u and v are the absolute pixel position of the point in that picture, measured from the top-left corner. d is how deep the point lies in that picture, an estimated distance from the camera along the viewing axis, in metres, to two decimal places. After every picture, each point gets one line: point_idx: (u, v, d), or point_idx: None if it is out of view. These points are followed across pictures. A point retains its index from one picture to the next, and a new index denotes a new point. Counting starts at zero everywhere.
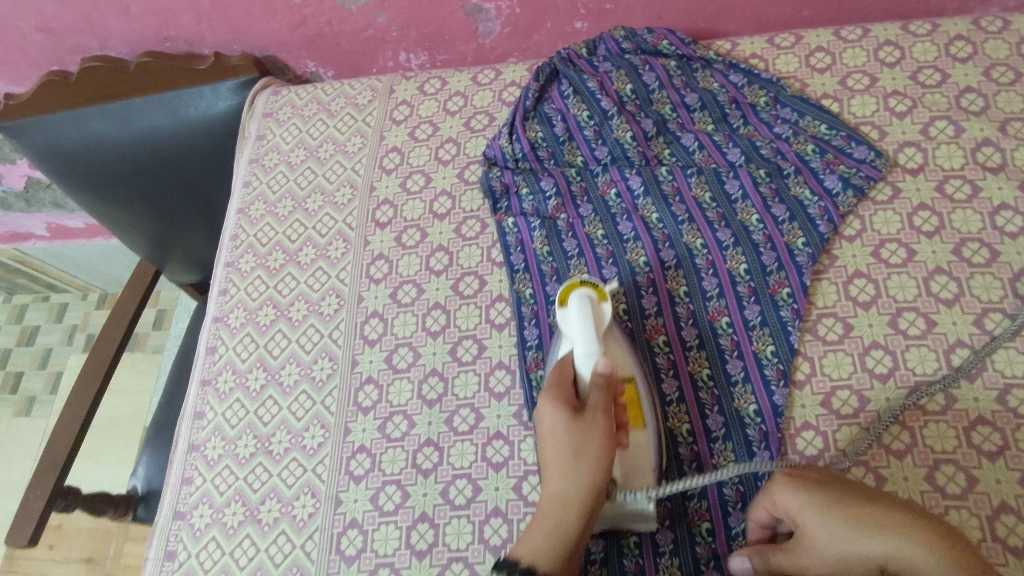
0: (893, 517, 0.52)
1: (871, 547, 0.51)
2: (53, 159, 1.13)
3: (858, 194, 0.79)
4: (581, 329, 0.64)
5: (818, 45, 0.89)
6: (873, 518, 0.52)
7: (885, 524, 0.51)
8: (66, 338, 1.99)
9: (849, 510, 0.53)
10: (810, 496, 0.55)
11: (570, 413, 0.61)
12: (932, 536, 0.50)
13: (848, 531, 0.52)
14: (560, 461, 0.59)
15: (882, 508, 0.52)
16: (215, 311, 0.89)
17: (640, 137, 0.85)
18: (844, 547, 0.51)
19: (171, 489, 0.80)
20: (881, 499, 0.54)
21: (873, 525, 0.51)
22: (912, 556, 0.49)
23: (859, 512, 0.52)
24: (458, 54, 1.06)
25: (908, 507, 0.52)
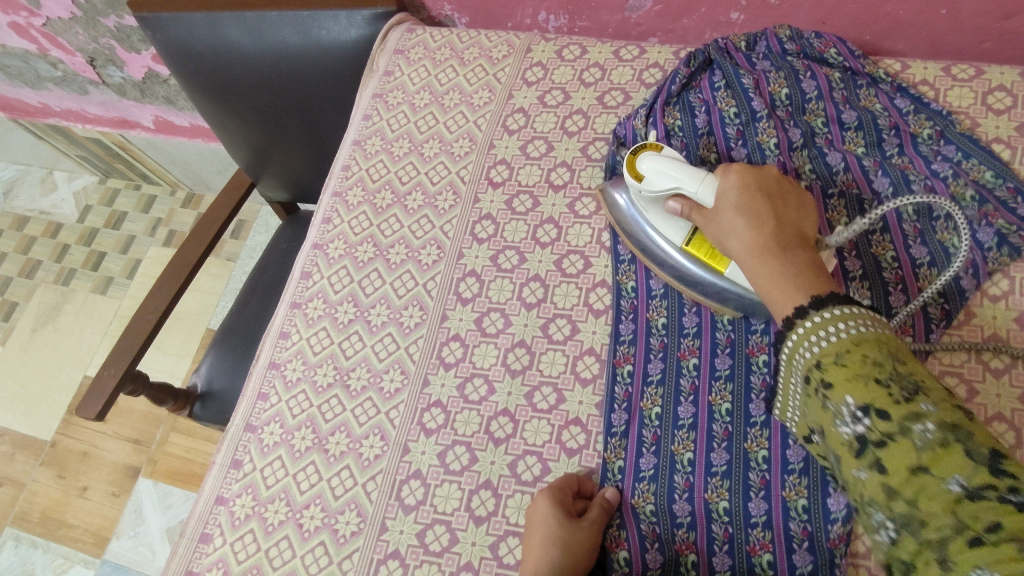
0: (794, 249, 0.61)
1: (746, 241, 0.62)
2: (181, 56, 1.15)
3: (1013, 254, 0.71)
4: (668, 174, 0.69)
5: (1000, 83, 0.81)
6: (783, 242, 0.61)
7: (761, 227, 0.62)
8: (150, 228, 2.06)
9: (764, 211, 0.63)
10: (738, 203, 0.64)
11: (679, 207, 0.70)
12: (812, 280, 0.57)
13: (750, 219, 0.63)
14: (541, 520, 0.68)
15: (794, 244, 0.61)
16: (316, 236, 0.90)
17: (785, 145, 0.80)
18: (733, 226, 0.64)
19: (247, 401, 0.82)
20: (778, 197, 0.65)
21: (751, 222, 0.63)
22: (783, 280, 0.58)
23: (775, 220, 0.63)
24: (600, 24, 1.02)
25: (772, 203, 0.64)
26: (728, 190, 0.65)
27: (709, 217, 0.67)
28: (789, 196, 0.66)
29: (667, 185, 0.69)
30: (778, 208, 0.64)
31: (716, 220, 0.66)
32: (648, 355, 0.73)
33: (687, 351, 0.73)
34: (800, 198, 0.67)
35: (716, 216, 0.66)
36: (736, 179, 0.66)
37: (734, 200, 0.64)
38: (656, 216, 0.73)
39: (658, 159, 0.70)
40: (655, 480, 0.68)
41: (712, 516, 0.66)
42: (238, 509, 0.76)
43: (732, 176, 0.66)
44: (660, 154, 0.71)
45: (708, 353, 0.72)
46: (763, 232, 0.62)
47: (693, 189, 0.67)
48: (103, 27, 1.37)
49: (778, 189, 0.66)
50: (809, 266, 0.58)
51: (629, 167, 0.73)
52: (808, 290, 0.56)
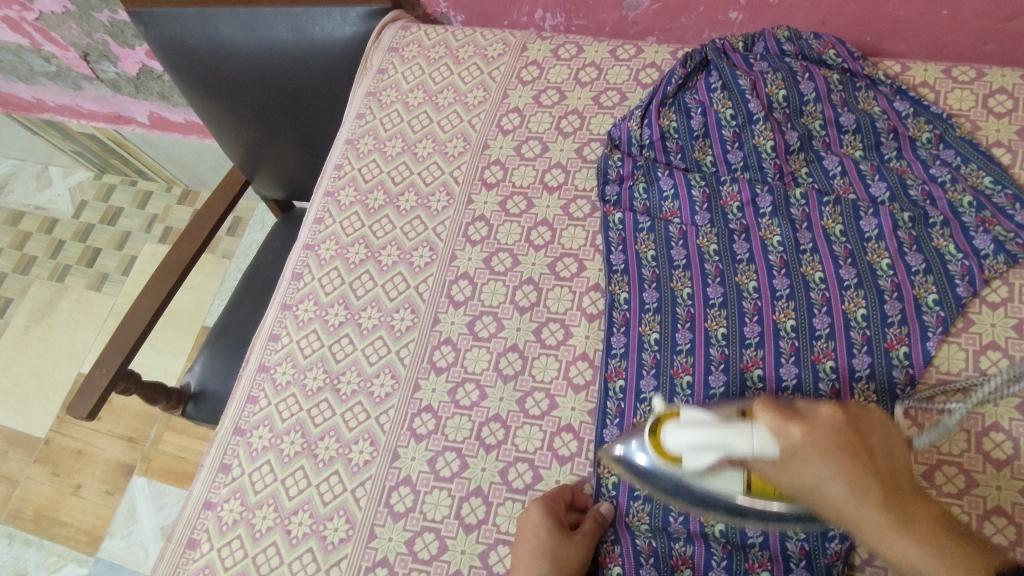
0: (913, 512, 0.50)
1: (853, 513, 0.49)
2: (174, 52, 1.14)
3: (1009, 262, 0.70)
4: (705, 435, 0.53)
5: (1001, 86, 0.80)
6: (899, 507, 0.49)
7: (865, 489, 0.49)
8: (146, 224, 2.05)
9: (864, 468, 0.49)
10: (830, 465, 0.49)
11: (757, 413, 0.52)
12: (950, 549, 0.48)
13: (851, 481, 0.49)
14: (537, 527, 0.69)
15: (909, 498, 0.50)
16: (307, 237, 0.89)
17: (781, 149, 0.79)
18: (831, 488, 0.49)
19: (236, 405, 0.81)
20: (858, 444, 0.50)
21: (852, 483, 0.49)
22: (910, 550, 0.48)
23: (883, 499, 0.49)
24: (597, 22, 1.00)
25: (864, 465, 0.49)
26: (809, 458, 0.49)
27: (774, 471, 0.51)
28: (868, 431, 0.53)
29: (707, 461, 0.54)
30: (867, 448, 0.51)
31: (800, 476, 0.50)
32: (640, 371, 0.72)
33: (681, 368, 0.71)
34: (871, 415, 0.55)
35: (795, 473, 0.50)
36: (799, 432, 0.49)
37: (823, 447, 0.49)
38: (701, 478, 0.58)
39: (685, 431, 0.54)
40: (650, 500, 0.67)
41: (708, 534, 0.65)
42: (226, 515, 0.75)
43: (795, 426, 0.49)
44: (682, 422, 0.55)
45: (702, 371, 0.71)
46: (869, 507, 0.49)
47: (745, 447, 0.51)
48: (96, 22, 1.36)
49: (861, 434, 0.52)
50: (941, 538, 0.49)
51: (655, 446, 0.58)
52: (940, 555, 0.48)
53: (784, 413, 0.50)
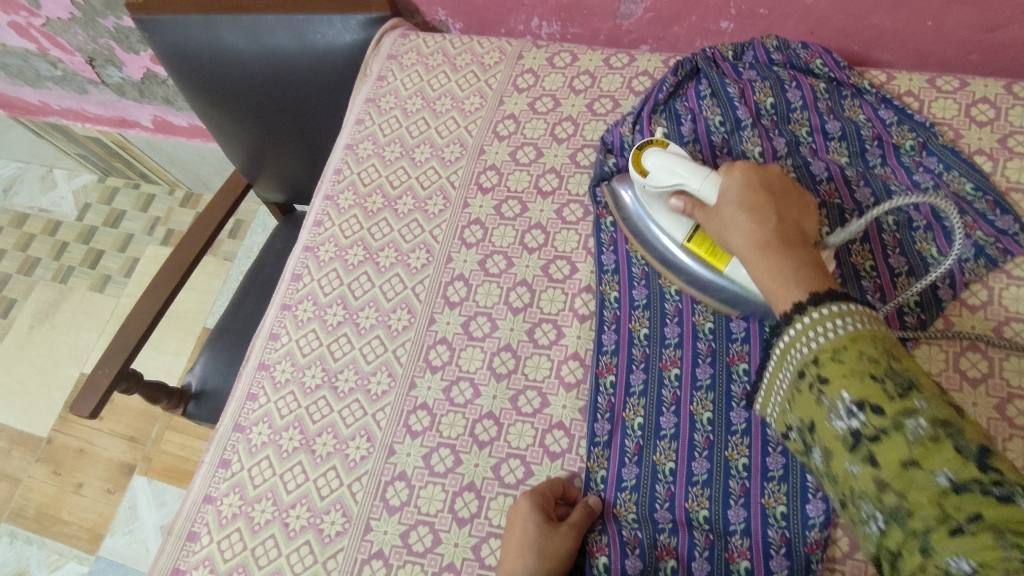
0: (799, 249, 0.60)
1: (751, 236, 0.62)
2: (178, 58, 1.16)
3: (990, 264, 0.73)
4: (671, 161, 0.70)
5: (984, 95, 0.82)
6: (784, 240, 0.61)
7: (761, 219, 0.62)
8: (148, 227, 2.07)
9: (768, 211, 0.63)
10: (741, 185, 0.65)
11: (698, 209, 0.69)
12: (815, 273, 0.58)
13: (755, 215, 0.63)
14: None
15: (797, 248, 0.61)
16: (307, 239, 0.91)
17: (769, 154, 0.81)
18: (737, 219, 0.64)
19: (236, 402, 0.83)
20: (778, 196, 0.65)
21: (752, 213, 0.63)
22: (783, 279, 0.58)
23: (772, 246, 0.61)
24: (592, 31, 1.03)
25: (774, 208, 0.63)
26: (732, 186, 0.66)
27: (713, 203, 0.68)
28: (790, 199, 0.65)
29: (669, 182, 0.70)
30: (778, 200, 0.65)
31: (719, 216, 0.67)
32: (631, 365, 0.74)
33: (669, 361, 0.74)
34: (800, 198, 0.66)
35: (721, 200, 0.66)
36: (737, 175, 0.66)
37: (736, 197, 0.65)
38: (659, 212, 0.74)
39: (664, 155, 0.70)
40: (637, 490, 0.69)
41: (693, 523, 0.67)
42: (225, 508, 0.77)
43: (734, 174, 0.66)
44: (665, 151, 0.71)
45: (690, 363, 0.73)
46: (766, 256, 0.60)
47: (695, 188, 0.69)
48: (102, 27, 1.38)
49: (783, 187, 0.66)
50: (814, 264, 0.59)
51: (633, 161, 0.73)
52: (807, 286, 0.56)
53: (735, 163, 0.68)
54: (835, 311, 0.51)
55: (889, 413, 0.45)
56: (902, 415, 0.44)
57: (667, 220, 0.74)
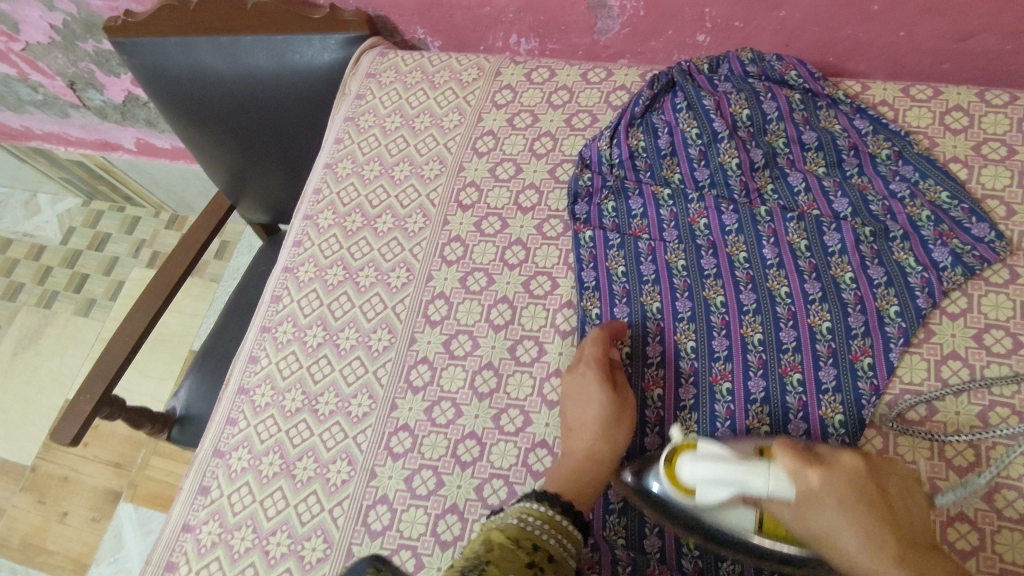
0: (932, 561, 0.50)
1: (873, 568, 0.50)
2: (158, 80, 1.16)
3: (967, 273, 0.73)
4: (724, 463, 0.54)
5: (957, 103, 0.83)
6: (918, 563, 0.50)
7: (880, 544, 0.51)
8: (133, 249, 2.06)
9: (878, 531, 0.51)
10: (837, 509, 0.52)
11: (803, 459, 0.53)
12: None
13: (868, 535, 0.51)
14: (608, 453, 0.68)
15: (924, 555, 0.51)
16: (286, 260, 0.90)
17: (746, 166, 0.81)
18: (846, 540, 0.52)
19: (216, 426, 0.81)
20: (880, 505, 0.53)
21: (864, 536, 0.51)
22: (860, 562, 0.51)
23: (899, 556, 0.50)
24: (570, 46, 1.03)
25: (881, 525, 0.52)
26: (826, 505, 0.52)
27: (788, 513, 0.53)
28: (888, 481, 0.55)
29: (722, 493, 0.54)
30: (886, 511, 0.53)
31: (811, 485, 0.52)
32: None
33: (651, 382, 0.73)
34: (897, 473, 0.56)
35: (807, 517, 0.53)
36: (816, 478, 0.52)
37: (841, 500, 0.52)
38: (710, 513, 0.58)
39: (699, 466, 0.55)
40: (626, 513, 0.68)
41: (682, 550, 0.66)
42: (204, 537, 0.75)
43: (816, 479, 0.52)
44: (699, 454, 0.55)
45: (673, 383, 0.73)
46: (886, 563, 0.50)
47: (761, 490, 0.53)
48: (82, 51, 1.38)
49: (887, 490, 0.54)
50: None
51: (668, 474, 0.58)
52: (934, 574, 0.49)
53: (801, 458, 0.53)
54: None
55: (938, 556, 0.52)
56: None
57: (720, 519, 0.58)
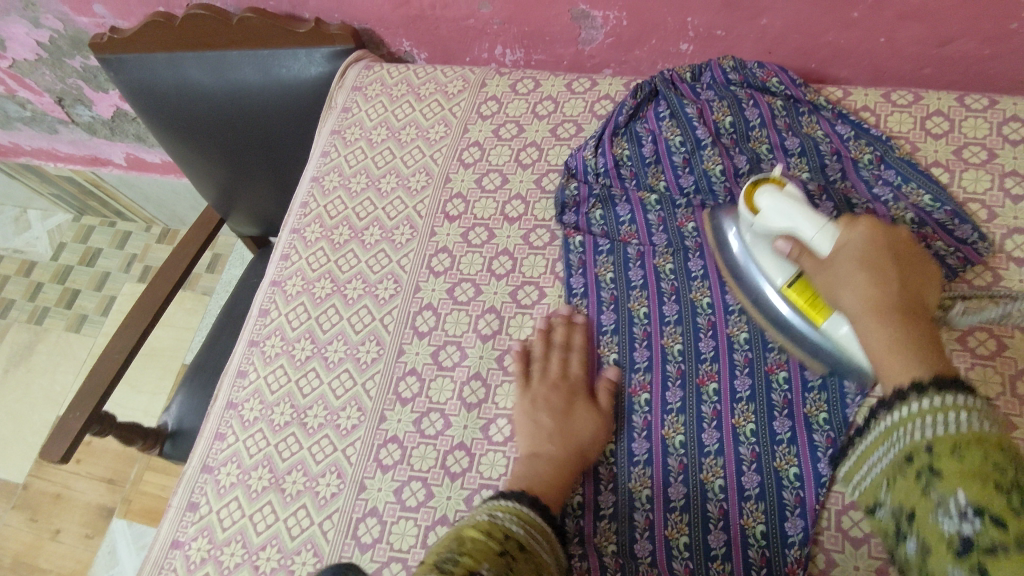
0: (915, 326, 0.57)
1: (875, 333, 0.57)
2: (146, 96, 1.17)
3: (949, 275, 0.74)
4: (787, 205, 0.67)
5: (937, 108, 0.84)
6: (904, 337, 0.56)
7: (884, 287, 0.59)
8: (125, 264, 2.06)
9: (887, 287, 0.60)
10: (852, 267, 0.61)
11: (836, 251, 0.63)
12: (933, 357, 0.53)
13: (871, 314, 0.58)
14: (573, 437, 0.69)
15: (915, 316, 0.58)
16: (274, 274, 0.90)
17: (730, 172, 0.81)
18: (853, 280, 0.61)
19: (204, 442, 0.81)
20: (903, 261, 0.62)
21: (871, 278, 0.60)
22: (892, 363, 0.55)
23: (893, 326, 0.57)
24: (555, 57, 1.04)
25: (892, 278, 0.60)
26: (852, 241, 0.62)
27: (830, 259, 0.63)
28: (909, 267, 0.62)
29: (782, 222, 0.67)
30: (898, 258, 0.62)
31: (832, 268, 0.63)
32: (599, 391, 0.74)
33: (638, 387, 0.73)
34: (920, 267, 0.63)
35: (833, 267, 0.63)
36: (861, 228, 0.63)
37: (858, 246, 0.62)
38: (765, 249, 0.70)
39: (778, 198, 0.68)
40: (615, 519, 0.68)
41: (672, 552, 0.65)
42: (194, 553, 0.75)
43: (859, 227, 0.63)
44: (781, 192, 0.68)
45: (659, 387, 0.73)
46: (887, 325, 0.57)
47: (809, 235, 0.65)
48: (69, 68, 1.38)
49: (905, 256, 0.63)
50: (936, 352, 0.54)
51: (746, 199, 0.72)
52: (926, 359, 0.53)
53: (861, 221, 0.64)
54: (950, 403, 0.46)
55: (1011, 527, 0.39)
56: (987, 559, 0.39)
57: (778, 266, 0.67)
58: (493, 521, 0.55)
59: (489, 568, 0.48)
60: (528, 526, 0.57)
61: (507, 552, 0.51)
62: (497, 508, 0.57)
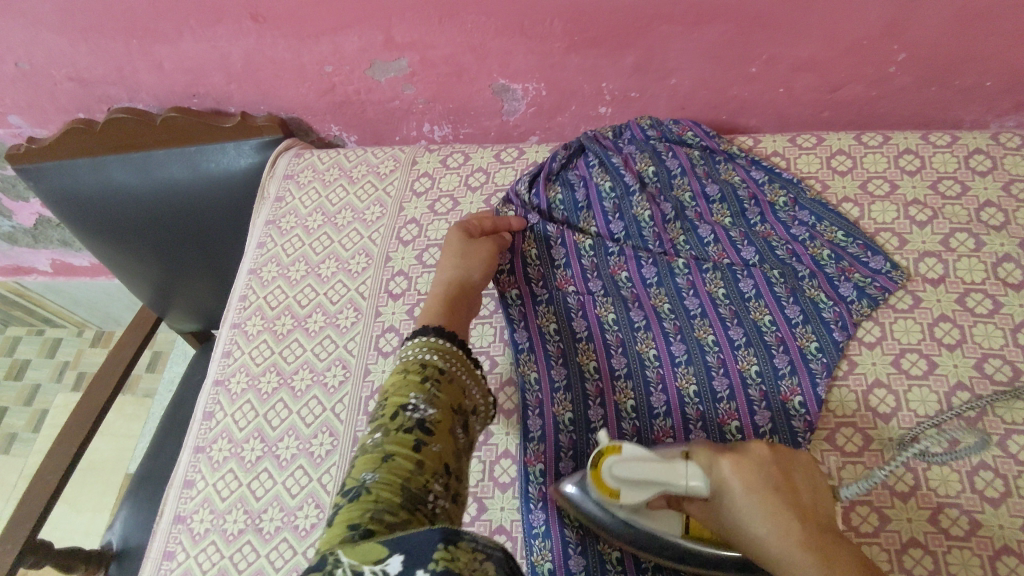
0: (833, 552, 0.49)
1: (781, 548, 0.50)
2: (70, 204, 1.15)
3: (872, 304, 0.78)
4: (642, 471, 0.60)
5: (840, 148, 0.90)
6: (822, 548, 0.49)
7: (789, 525, 0.51)
8: (56, 374, 1.95)
9: (779, 507, 0.52)
10: (739, 485, 0.54)
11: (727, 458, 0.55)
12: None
13: (776, 528, 0.51)
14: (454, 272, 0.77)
15: (828, 536, 0.51)
16: (217, 373, 0.87)
17: (658, 219, 0.86)
18: (758, 531, 0.51)
19: (153, 563, 0.76)
20: (789, 478, 0.54)
21: (771, 518, 0.51)
22: None
23: (806, 538, 0.50)
24: (482, 129, 1.07)
25: (789, 502, 0.52)
26: (735, 494, 0.54)
27: (714, 507, 0.57)
28: (796, 476, 0.55)
29: (645, 493, 0.61)
30: (795, 494, 0.53)
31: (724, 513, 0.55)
32: (559, 453, 0.74)
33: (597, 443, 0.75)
34: (798, 464, 0.57)
35: (725, 506, 0.55)
36: (728, 464, 0.55)
37: (740, 489, 0.53)
38: (644, 521, 0.64)
39: (628, 463, 0.61)
40: None
41: None
42: None
43: (726, 465, 0.55)
44: (625, 457, 0.63)
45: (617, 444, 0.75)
46: (802, 545, 0.49)
47: (681, 487, 0.58)
48: None
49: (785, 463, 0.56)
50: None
51: (593, 478, 0.64)
52: None
53: (718, 451, 0.57)
54: None
55: None
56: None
57: (654, 473, 0.59)
58: (409, 363, 0.60)
59: (416, 396, 0.55)
60: (445, 356, 0.62)
61: (429, 382, 0.57)
62: (411, 349, 0.61)
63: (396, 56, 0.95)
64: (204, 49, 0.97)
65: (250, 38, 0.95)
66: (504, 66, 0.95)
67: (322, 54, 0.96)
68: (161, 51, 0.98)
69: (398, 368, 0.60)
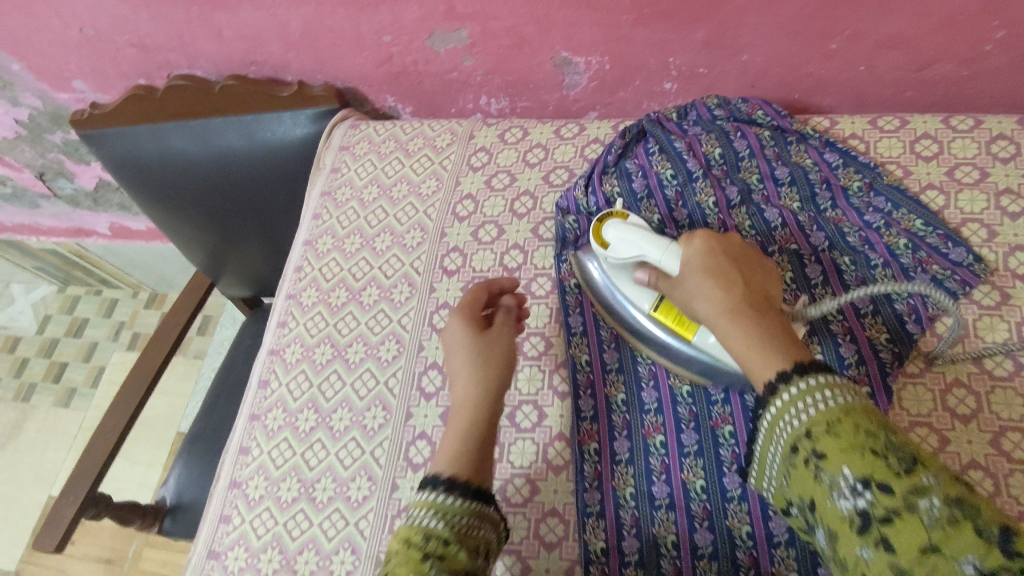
0: (763, 313, 0.59)
1: (717, 309, 0.60)
2: (130, 169, 1.16)
3: (951, 298, 0.74)
4: (641, 237, 0.70)
5: (925, 131, 0.84)
6: (750, 305, 0.59)
7: (728, 288, 0.61)
8: (112, 333, 2.02)
9: (729, 277, 0.62)
10: (699, 252, 0.64)
11: (705, 243, 0.65)
12: (785, 346, 0.55)
13: (716, 282, 0.62)
14: (467, 368, 0.66)
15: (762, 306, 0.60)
16: (272, 342, 0.88)
17: (723, 204, 0.83)
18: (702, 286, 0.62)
19: (209, 526, 0.78)
20: (742, 266, 0.64)
21: (716, 279, 0.62)
22: (752, 348, 0.56)
23: (743, 303, 0.59)
24: (540, 103, 1.04)
25: (735, 270, 0.63)
26: (691, 265, 0.64)
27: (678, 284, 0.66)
28: (752, 271, 0.64)
29: (630, 253, 0.71)
30: (738, 269, 0.63)
31: (685, 282, 0.65)
32: (613, 432, 0.74)
33: (652, 429, 0.74)
34: (763, 267, 0.66)
35: (684, 275, 0.65)
36: (697, 244, 0.65)
37: (699, 262, 0.64)
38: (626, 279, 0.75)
39: (625, 228, 0.71)
40: (642, 565, 0.67)
41: None
42: None
43: (694, 242, 0.65)
44: (625, 223, 0.72)
45: (674, 430, 0.73)
46: (734, 291, 0.60)
47: (657, 256, 0.68)
48: (49, 143, 1.36)
49: (744, 254, 0.65)
50: (780, 329, 0.56)
51: (595, 234, 0.75)
52: (786, 353, 0.54)
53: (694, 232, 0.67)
54: (814, 386, 0.50)
55: (897, 490, 0.42)
56: (911, 491, 0.42)
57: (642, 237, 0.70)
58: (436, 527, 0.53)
59: (434, 564, 0.49)
60: (477, 516, 0.55)
61: (452, 545, 0.51)
62: (447, 510, 0.54)
63: (457, 26, 0.93)
64: (263, 16, 0.96)
65: (310, 6, 0.93)
66: (568, 38, 0.91)
67: (381, 23, 0.94)
68: (221, 18, 0.98)
69: (430, 523, 0.53)
